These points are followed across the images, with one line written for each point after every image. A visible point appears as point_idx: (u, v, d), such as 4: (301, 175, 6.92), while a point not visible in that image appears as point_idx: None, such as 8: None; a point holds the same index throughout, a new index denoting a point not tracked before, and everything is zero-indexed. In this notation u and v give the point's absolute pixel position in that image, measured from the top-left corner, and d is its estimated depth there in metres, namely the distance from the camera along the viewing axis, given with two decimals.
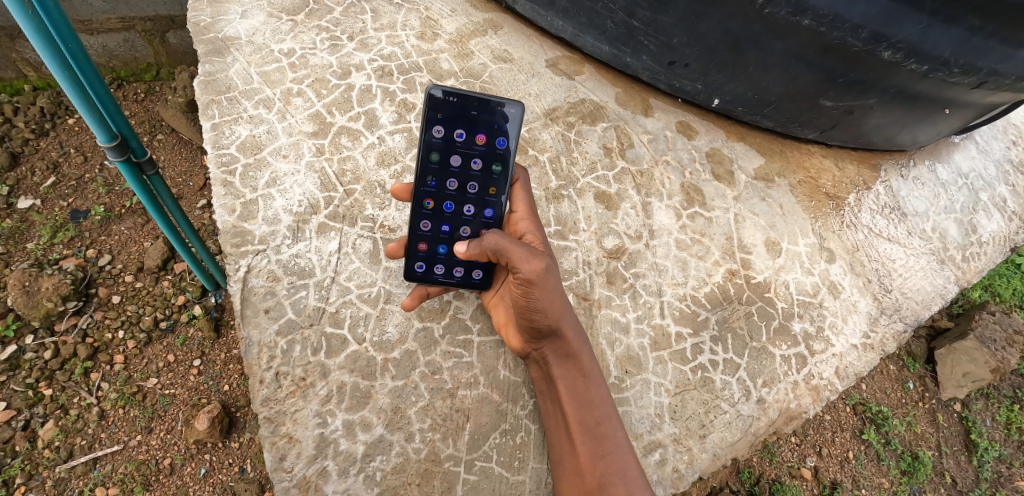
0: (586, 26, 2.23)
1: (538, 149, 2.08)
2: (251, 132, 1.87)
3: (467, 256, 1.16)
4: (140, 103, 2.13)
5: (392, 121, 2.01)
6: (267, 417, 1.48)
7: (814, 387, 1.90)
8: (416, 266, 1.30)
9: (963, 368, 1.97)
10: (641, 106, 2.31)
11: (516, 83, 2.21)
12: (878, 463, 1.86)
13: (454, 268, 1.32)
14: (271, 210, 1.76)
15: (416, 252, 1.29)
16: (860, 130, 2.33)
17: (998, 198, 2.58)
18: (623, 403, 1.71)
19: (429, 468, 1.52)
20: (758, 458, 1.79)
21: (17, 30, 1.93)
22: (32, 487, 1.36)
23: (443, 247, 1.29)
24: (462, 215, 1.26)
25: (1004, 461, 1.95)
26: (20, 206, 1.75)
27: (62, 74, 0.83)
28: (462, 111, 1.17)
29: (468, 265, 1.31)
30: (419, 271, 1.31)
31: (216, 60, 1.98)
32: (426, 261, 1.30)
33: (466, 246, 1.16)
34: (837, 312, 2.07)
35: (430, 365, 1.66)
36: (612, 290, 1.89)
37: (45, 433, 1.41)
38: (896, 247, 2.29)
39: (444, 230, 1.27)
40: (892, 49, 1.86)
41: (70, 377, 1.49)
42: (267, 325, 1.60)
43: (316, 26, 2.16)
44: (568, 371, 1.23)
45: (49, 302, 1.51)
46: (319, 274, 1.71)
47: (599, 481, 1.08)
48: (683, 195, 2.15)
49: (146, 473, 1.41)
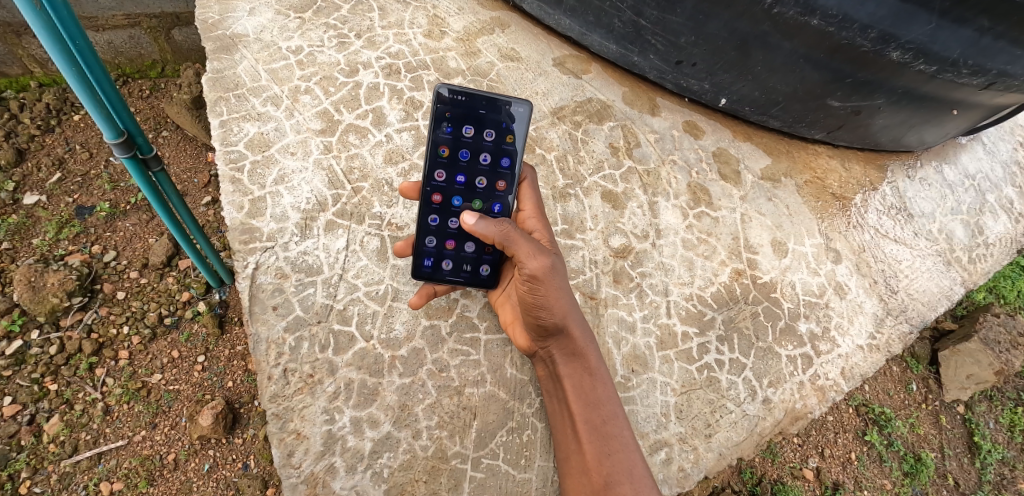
0: (593, 25, 2.23)
1: (546, 147, 2.08)
2: (259, 130, 1.88)
3: (475, 229, 1.07)
4: (145, 100, 2.09)
5: (400, 119, 2.02)
6: (275, 414, 1.49)
7: (820, 388, 1.91)
8: (429, 218, 1.25)
9: (967, 370, 1.94)
10: (648, 105, 2.31)
11: (523, 81, 2.21)
12: (881, 464, 1.82)
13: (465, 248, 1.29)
14: (279, 207, 1.76)
15: (429, 204, 1.24)
16: (867, 130, 2.32)
17: (1004, 200, 2.57)
18: (630, 402, 1.72)
19: (436, 465, 1.53)
20: (761, 458, 1.76)
21: (23, 26, 1.91)
22: (37, 481, 1.35)
23: (457, 199, 1.24)
24: (477, 165, 1.22)
25: (1007, 464, 1.92)
26: (25, 202, 1.76)
27: (69, 70, 0.83)
28: (470, 110, 1.17)
29: (479, 247, 1.28)
30: (433, 226, 1.26)
31: (224, 57, 1.99)
32: (439, 216, 1.25)
33: (475, 219, 1.07)
34: (843, 313, 2.08)
35: (438, 363, 1.66)
36: (619, 289, 1.89)
37: (50, 427, 1.41)
38: (902, 247, 2.29)
39: (459, 181, 1.22)
40: (902, 49, 1.87)
41: (75, 373, 1.49)
42: (275, 322, 1.61)
43: (324, 23, 2.16)
44: (574, 370, 1.22)
45: (54, 298, 1.53)
46: (327, 271, 1.72)
47: (605, 480, 1.08)
48: (689, 195, 2.15)
49: (150, 468, 1.40)
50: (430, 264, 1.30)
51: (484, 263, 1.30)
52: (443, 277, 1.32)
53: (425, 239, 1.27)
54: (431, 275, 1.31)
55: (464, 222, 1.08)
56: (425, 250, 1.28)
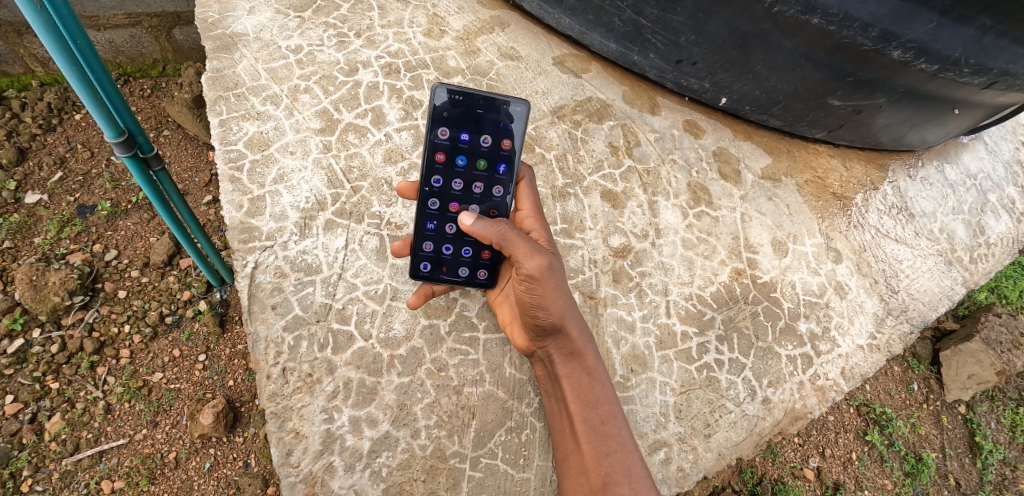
0: (593, 24, 2.22)
1: (545, 147, 2.08)
2: (258, 129, 1.88)
3: (472, 230, 1.10)
4: (146, 99, 2.06)
5: (399, 118, 2.02)
6: (274, 413, 1.49)
7: (820, 388, 1.90)
8: (430, 185, 1.21)
9: (969, 370, 1.93)
10: (648, 104, 2.31)
11: (522, 80, 2.21)
12: (881, 464, 1.81)
13: (462, 248, 1.29)
14: (278, 207, 1.76)
15: (432, 165, 1.20)
16: (868, 129, 2.31)
17: (1005, 199, 2.56)
18: (629, 402, 1.72)
19: (435, 465, 1.53)
20: (761, 458, 1.74)
21: (24, 26, 1.91)
22: (39, 479, 1.35)
23: (461, 157, 1.20)
24: (479, 142, 1.20)
25: (1009, 464, 1.90)
26: (27, 201, 1.76)
27: (69, 70, 0.83)
28: (468, 110, 1.17)
29: (477, 246, 1.28)
30: (436, 187, 1.22)
31: (223, 56, 1.99)
32: (443, 176, 1.21)
33: (473, 220, 1.09)
34: (843, 313, 2.07)
35: (437, 362, 1.66)
36: (618, 289, 1.89)
37: (51, 425, 1.41)
38: (902, 247, 2.28)
39: (461, 145, 1.19)
40: (903, 48, 1.86)
41: (77, 372, 1.49)
42: (274, 321, 1.61)
43: (323, 22, 2.16)
44: (573, 370, 1.21)
45: (56, 297, 1.53)
46: (325, 270, 1.72)
47: (603, 480, 1.06)
48: (689, 194, 2.14)
49: (151, 466, 1.40)
50: (434, 228, 1.26)
51: (482, 263, 1.30)
52: (446, 241, 1.27)
53: (428, 200, 1.23)
54: (434, 240, 1.27)
55: (463, 226, 1.11)
56: (428, 213, 1.24)
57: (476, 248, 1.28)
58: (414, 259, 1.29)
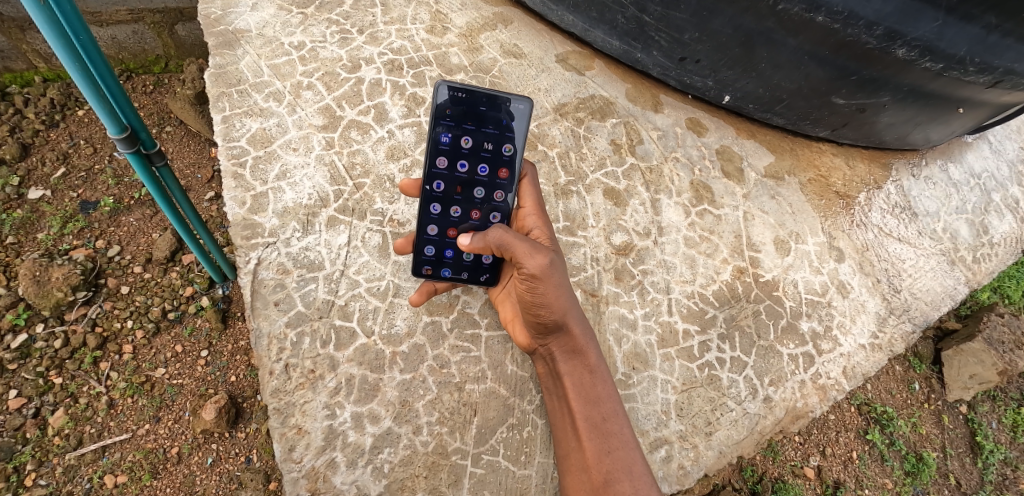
0: (596, 21, 2.21)
1: (548, 144, 2.08)
2: (261, 126, 1.88)
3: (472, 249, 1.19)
4: (148, 95, 2.06)
5: (402, 115, 2.02)
6: (276, 409, 1.50)
7: (821, 387, 1.90)
8: (432, 183, 1.22)
9: (970, 370, 1.93)
10: (652, 102, 2.30)
11: (525, 78, 2.20)
12: (882, 464, 1.81)
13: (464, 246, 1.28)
14: (282, 203, 1.77)
15: (437, 136, 1.18)
16: (872, 127, 2.30)
17: (1010, 199, 2.55)
18: (630, 399, 1.73)
19: (436, 461, 1.53)
20: (760, 456, 1.75)
21: (27, 21, 1.90)
22: (42, 473, 1.35)
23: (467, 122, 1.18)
24: (480, 140, 1.20)
25: (1009, 464, 1.89)
26: (30, 197, 1.76)
27: (73, 66, 0.83)
28: (470, 107, 1.17)
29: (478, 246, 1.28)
30: (444, 148, 1.19)
31: (226, 52, 1.99)
32: (449, 138, 1.18)
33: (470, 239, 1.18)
34: (846, 312, 2.07)
35: (438, 359, 1.67)
36: (620, 286, 1.89)
37: (54, 420, 1.41)
38: (905, 247, 2.27)
39: (464, 144, 1.19)
40: (907, 46, 1.85)
41: (79, 367, 1.50)
42: (276, 317, 1.62)
43: (327, 19, 2.15)
44: (575, 368, 1.21)
45: (59, 292, 1.53)
46: (328, 267, 1.72)
47: (604, 478, 1.05)
48: (692, 193, 2.14)
49: (154, 461, 1.41)
50: (443, 172, 1.21)
51: (484, 263, 1.30)
52: (455, 196, 1.24)
53: (435, 165, 1.20)
54: (443, 186, 1.23)
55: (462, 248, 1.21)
56: (437, 164, 1.20)
57: (487, 196, 1.24)
58: (423, 197, 1.23)
